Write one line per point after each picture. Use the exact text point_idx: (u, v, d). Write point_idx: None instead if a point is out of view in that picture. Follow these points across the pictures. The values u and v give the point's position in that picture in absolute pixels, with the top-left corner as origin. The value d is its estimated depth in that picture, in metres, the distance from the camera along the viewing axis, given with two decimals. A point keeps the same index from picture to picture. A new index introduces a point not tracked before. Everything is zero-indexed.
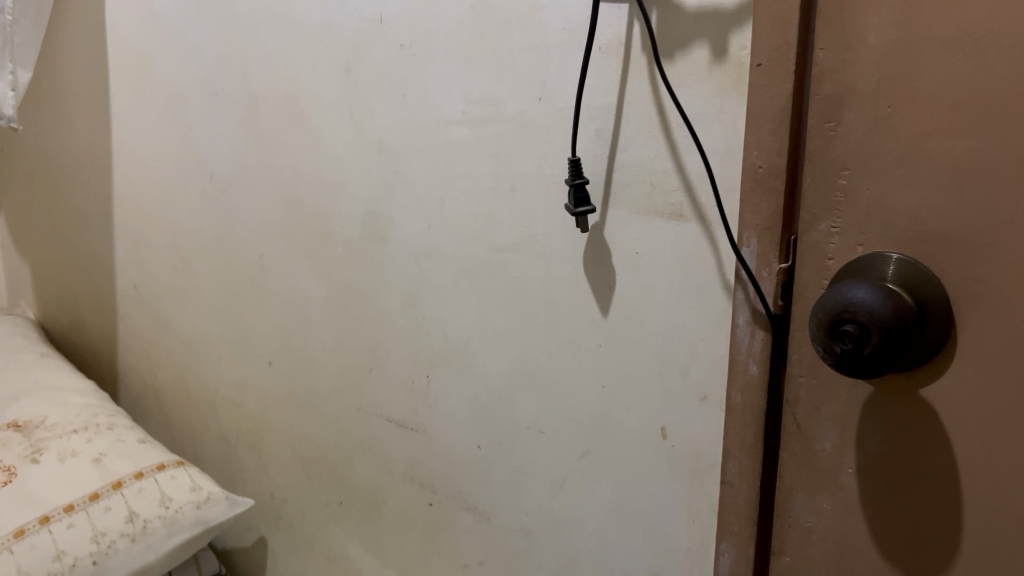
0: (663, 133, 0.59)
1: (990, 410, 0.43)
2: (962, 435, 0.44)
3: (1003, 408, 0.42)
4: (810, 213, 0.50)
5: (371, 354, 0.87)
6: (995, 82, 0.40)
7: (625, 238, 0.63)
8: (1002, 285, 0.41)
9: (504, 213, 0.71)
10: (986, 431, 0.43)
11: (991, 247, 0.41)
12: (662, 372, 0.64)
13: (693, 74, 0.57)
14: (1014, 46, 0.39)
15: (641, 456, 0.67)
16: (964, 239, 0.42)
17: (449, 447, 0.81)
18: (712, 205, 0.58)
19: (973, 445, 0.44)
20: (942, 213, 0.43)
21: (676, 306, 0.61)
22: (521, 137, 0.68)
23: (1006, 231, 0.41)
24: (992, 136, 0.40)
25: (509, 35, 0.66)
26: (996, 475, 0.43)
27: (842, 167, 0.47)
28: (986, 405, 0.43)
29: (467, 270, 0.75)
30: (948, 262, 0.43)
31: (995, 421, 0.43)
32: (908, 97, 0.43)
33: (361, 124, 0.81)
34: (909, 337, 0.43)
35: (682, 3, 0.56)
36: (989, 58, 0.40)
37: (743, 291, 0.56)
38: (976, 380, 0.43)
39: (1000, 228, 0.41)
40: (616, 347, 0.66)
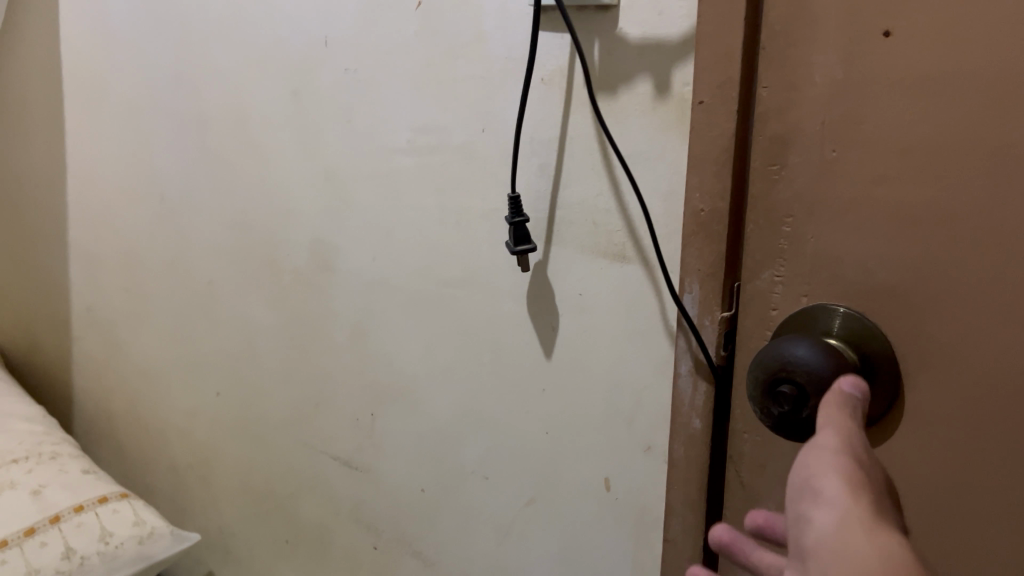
0: (606, 170, 0.56)
1: (946, 473, 0.38)
2: (915, 500, 0.40)
3: (959, 471, 0.38)
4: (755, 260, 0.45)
5: (319, 388, 0.83)
6: (952, 125, 0.35)
7: (568, 278, 0.60)
8: (961, 348, 0.37)
9: (448, 247, 0.68)
10: (942, 496, 0.39)
11: (947, 304, 0.37)
12: (607, 420, 0.60)
13: (636, 109, 0.54)
14: (974, 84, 0.34)
15: (586, 506, 0.63)
16: (918, 296, 0.38)
17: (395, 488, 0.78)
18: (655, 249, 0.55)
19: (928, 511, 0.39)
20: (895, 268, 0.38)
21: (620, 351, 0.58)
22: (465, 169, 0.65)
23: (965, 291, 0.36)
24: (949, 184, 0.35)
25: (453, 62, 0.64)
26: (954, 544, 0.39)
27: (787, 212, 0.43)
28: (940, 469, 0.38)
29: (412, 305, 0.72)
30: (901, 319, 0.38)
31: (952, 484, 0.38)
32: (858, 138, 0.39)
33: (308, 149, 0.78)
34: (854, 401, 0.38)
35: (624, 34, 0.53)
36: (946, 98, 0.35)
37: (685, 339, 0.53)
38: (930, 441, 0.38)
39: (957, 285, 0.36)
40: (560, 391, 0.63)
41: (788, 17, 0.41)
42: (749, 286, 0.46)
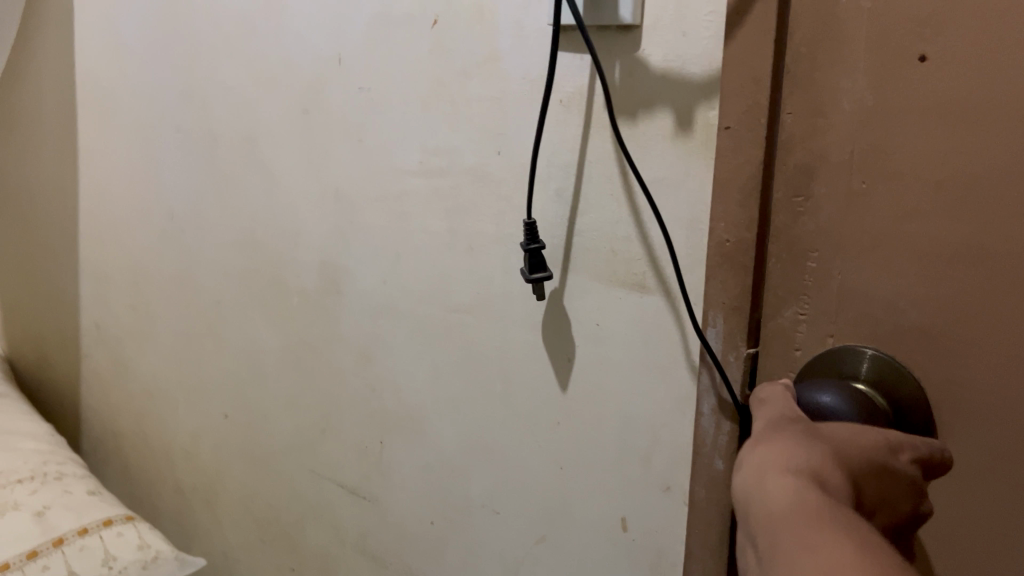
0: (626, 196, 0.54)
1: (970, 509, 0.42)
2: (935, 533, 0.43)
3: (981, 506, 0.42)
4: (778, 294, 0.47)
5: (325, 414, 0.81)
6: (979, 164, 0.38)
7: (585, 308, 0.57)
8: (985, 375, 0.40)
9: (460, 273, 0.65)
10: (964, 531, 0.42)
11: (972, 341, 0.40)
12: (623, 456, 0.57)
13: (658, 134, 0.51)
14: (1002, 127, 0.37)
15: (600, 546, 0.60)
16: (943, 327, 0.41)
17: (402, 520, 0.75)
18: (676, 279, 0.52)
19: (949, 544, 0.43)
20: (923, 300, 0.41)
21: (638, 385, 0.56)
22: (478, 192, 0.63)
23: (988, 320, 0.39)
24: (976, 220, 0.38)
25: (468, 82, 0.61)
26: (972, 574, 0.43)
27: (813, 246, 0.45)
28: (962, 504, 0.42)
29: (422, 331, 0.70)
30: (927, 348, 0.42)
31: (975, 520, 0.42)
32: (888, 173, 0.41)
33: (318, 169, 0.76)
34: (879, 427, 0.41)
35: (646, 56, 0.51)
36: (974, 138, 0.38)
37: (708, 375, 0.50)
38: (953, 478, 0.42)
39: (982, 319, 0.39)
40: (574, 425, 0.60)
41: (816, 47, 0.42)
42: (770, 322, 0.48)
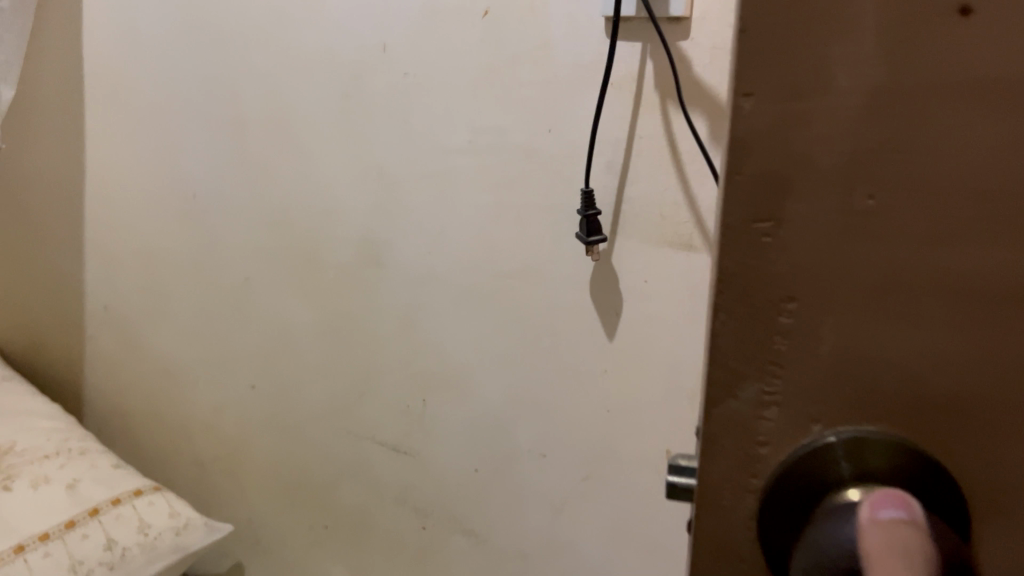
0: (675, 167, 0.62)
1: None
2: None
3: None
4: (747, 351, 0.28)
5: (363, 379, 0.87)
6: None
7: (634, 266, 0.66)
8: None
9: (507, 240, 0.72)
10: None
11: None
12: (671, 394, 0.66)
13: (707, 113, 0.60)
14: None
15: (645, 477, 0.69)
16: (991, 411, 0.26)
17: (444, 472, 0.83)
18: None
19: None
20: (946, 364, 0.26)
21: (686, 330, 0.64)
22: (528, 166, 0.70)
23: None
24: None
25: (518, 68, 0.68)
26: None
27: (778, 296, 0.27)
28: None
29: (467, 295, 0.76)
30: (958, 433, 0.26)
31: None
32: (905, 173, 0.24)
33: (359, 150, 0.81)
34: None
35: (697, 46, 0.59)
36: None
37: None
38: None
39: None
40: (621, 372, 0.68)
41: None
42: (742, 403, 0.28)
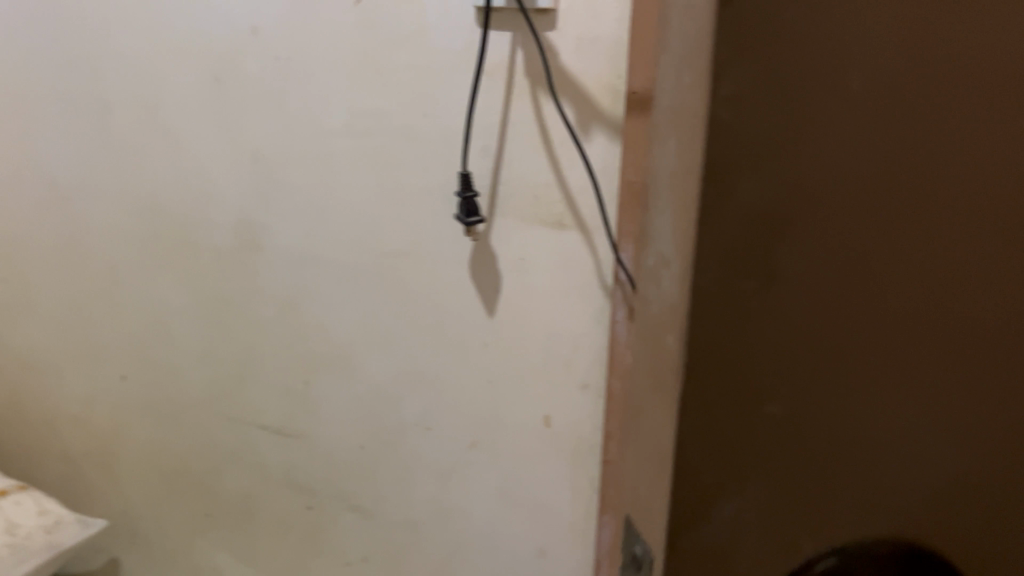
0: (546, 149, 0.66)
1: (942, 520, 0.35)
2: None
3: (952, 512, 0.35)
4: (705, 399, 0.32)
5: (244, 363, 0.88)
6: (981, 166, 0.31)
7: (511, 244, 0.69)
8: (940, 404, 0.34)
9: (388, 221, 0.75)
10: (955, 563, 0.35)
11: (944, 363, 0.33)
12: (546, 366, 0.70)
13: (573, 99, 0.64)
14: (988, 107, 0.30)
15: (526, 443, 0.73)
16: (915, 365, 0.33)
17: (330, 450, 0.84)
18: (592, 215, 0.65)
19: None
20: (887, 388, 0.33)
21: (558, 305, 0.68)
22: (406, 149, 0.72)
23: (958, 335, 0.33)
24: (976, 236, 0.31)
25: (393, 54, 0.70)
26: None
27: (767, 380, 0.32)
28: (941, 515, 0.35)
29: (349, 276, 0.78)
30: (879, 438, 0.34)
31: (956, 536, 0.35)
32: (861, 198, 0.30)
33: (233, 133, 0.81)
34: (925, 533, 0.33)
35: (562, 36, 0.63)
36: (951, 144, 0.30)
37: (621, 289, 0.64)
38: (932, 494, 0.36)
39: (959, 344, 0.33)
40: (500, 345, 0.72)
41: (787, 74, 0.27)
42: (709, 465, 0.33)
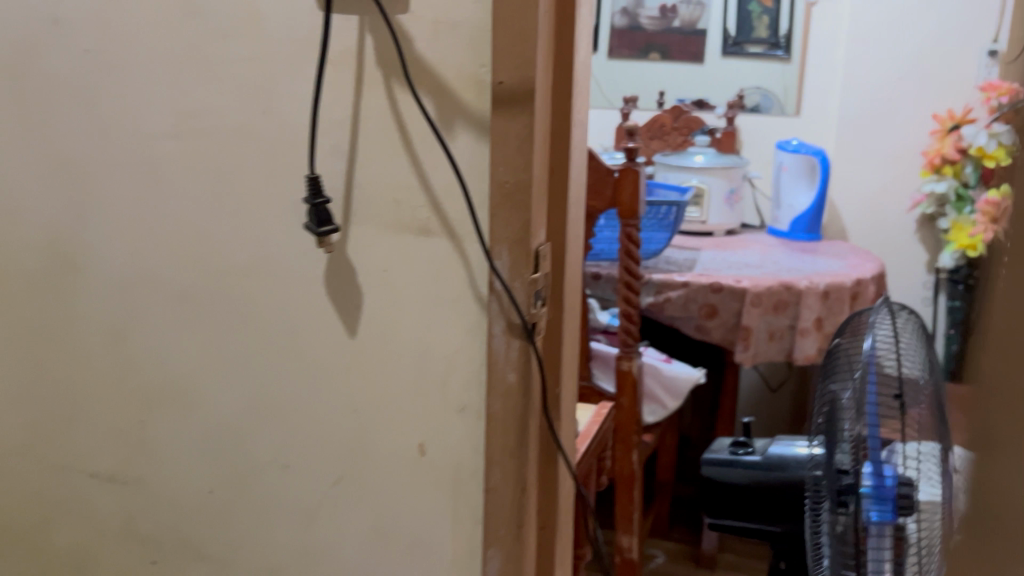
0: (405, 147, 0.59)
1: None
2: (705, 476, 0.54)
3: None
4: None
5: (66, 403, 0.76)
6: None
7: (371, 255, 0.62)
8: None
9: (226, 233, 0.66)
10: None
11: None
12: (419, 389, 0.63)
13: (432, 91, 0.57)
14: None
15: (398, 474, 0.65)
16: None
17: (174, 496, 0.74)
18: (461, 219, 0.59)
19: None
20: None
21: (429, 320, 0.61)
22: (244, 151, 0.63)
23: None
24: None
25: (223, 42, 0.61)
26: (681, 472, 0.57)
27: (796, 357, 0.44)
28: None
29: (187, 297, 0.69)
30: None
31: None
32: None
33: (37, 138, 0.69)
34: None
35: (418, 21, 0.56)
36: None
37: (498, 300, 0.58)
38: None
39: None
40: (365, 367, 0.64)
41: None
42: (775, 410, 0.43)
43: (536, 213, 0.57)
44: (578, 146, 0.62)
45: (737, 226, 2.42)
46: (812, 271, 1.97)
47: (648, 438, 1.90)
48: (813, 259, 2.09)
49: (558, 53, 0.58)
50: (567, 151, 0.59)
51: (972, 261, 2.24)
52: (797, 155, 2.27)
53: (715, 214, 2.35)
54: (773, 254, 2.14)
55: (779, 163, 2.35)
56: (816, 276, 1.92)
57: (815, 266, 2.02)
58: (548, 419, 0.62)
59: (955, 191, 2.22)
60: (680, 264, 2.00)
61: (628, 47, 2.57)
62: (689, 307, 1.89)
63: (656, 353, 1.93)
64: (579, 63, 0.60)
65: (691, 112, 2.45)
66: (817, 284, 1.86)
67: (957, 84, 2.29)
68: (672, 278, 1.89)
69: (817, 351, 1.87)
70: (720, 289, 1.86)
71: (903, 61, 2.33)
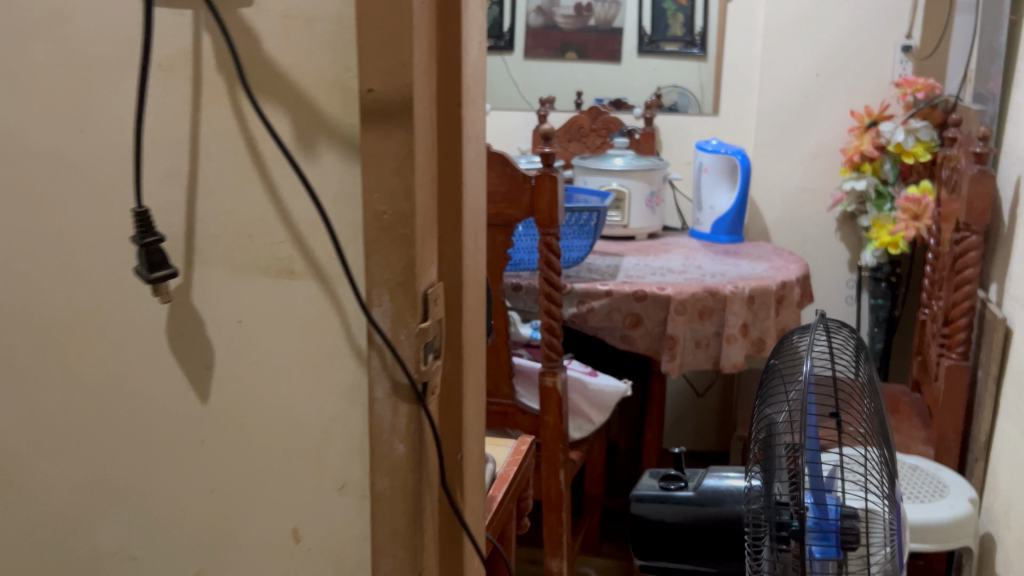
0: (257, 164, 0.55)
1: None
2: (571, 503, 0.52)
3: None
4: None
5: None
6: None
7: (225, 303, 0.59)
8: None
9: (58, 265, 0.62)
10: None
11: None
12: (297, 433, 0.60)
13: (282, 106, 0.54)
14: None
15: (272, 539, 0.63)
16: None
17: (36, 559, 0.70)
18: (328, 255, 0.55)
19: None
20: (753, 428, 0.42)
21: (303, 364, 0.59)
22: (74, 178, 0.60)
23: None
24: None
25: (46, 50, 0.59)
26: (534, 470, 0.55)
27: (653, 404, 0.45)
28: None
29: (37, 343, 0.65)
30: None
31: None
32: None
33: None
34: None
35: (264, 30, 0.53)
36: None
37: (380, 356, 0.52)
38: None
39: None
40: (229, 424, 0.62)
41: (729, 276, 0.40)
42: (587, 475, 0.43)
43: (420, 249, 0.51)
44: (473, 165, 0.56)
45: (659, 229, 2.36)
46: (735, 275, 1.91)
47: (575, 456, 1.81)
48: (736, 263, 2.03)
49: (443, 54, 0.52)
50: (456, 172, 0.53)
51: (893, 260, 2.22)
52: (717, 155, 2.22)
53: (637, 217, 2.29)
54: (696, 258, 2.08)
55: (699, 164, 2.30)
56: (740, 280, 1.86)
57: (738, 270, 1.96)
58: (443, 472, 0.56)
59: (874, 188, 2.21)
60: (602, 272, 1.92)
61: (545, 47, 2.57)
62: (613, 316, 1.81)
63: (581, 365, 1.84)
64: (468, 72, 0.54)
65: (610, 112, 2.48)
66: (742, 289, 1.80)
67: (874, 81, 2.27)
68: (595, 287, 1.80)
69: (745, 358, 1.81)
70: (644, 297, 1.78)
71: (819, 57, 2.29)
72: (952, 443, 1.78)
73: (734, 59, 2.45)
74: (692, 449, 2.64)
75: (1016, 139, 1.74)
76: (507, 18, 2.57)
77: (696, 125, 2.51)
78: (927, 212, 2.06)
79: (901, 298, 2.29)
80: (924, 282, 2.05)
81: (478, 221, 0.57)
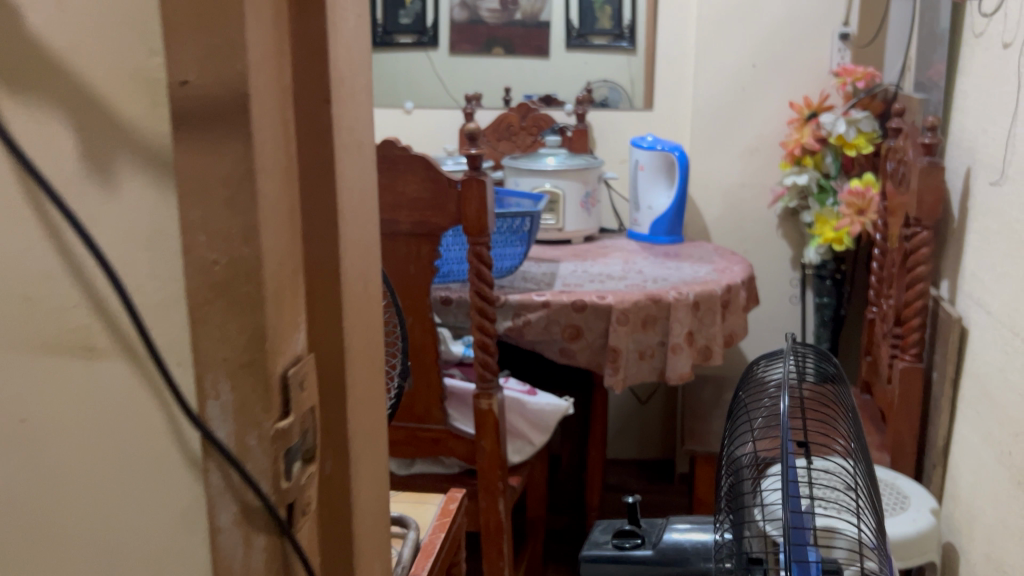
0: (24, 186, 0.45)
1: None
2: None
3: None
4: None
5: None
6: None
7: (10, 398, 0.48)
8: None
9: None
10: None
11: None
12: (110, 545, 0.49)
13: (55, 112, 0.43)
14: None
15: None
16: None
17: None
18: (131, 331, 0.45)
19: None
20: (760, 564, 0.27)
21: (115, 468, 0.47)
22: None
23: None
24: None
25: None
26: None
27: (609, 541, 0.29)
28: None
29: None
30: None
31: None
32: None
33: None
34: None
35: (27, 13, 0.43)
36: None
37: (222, 474, 0.44)
38: None
39: None
40: (22, 546, 0.51)
41: None
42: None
43: (278, 316, 0.42)
44: (346, 194, 0.46)
45: (595, 231, 2.24)
46: (678, 279, 1.80)
47: (515, 482, 1.67)
48: (677, 266, 1.92)
49: (298, 38, 0.42)
50: (319, 204, 0.44)
51: (837, 256, 2.15)
52: (653, 151, 2.10)
53: (572, 219, 2.16)
54: (636, 263, 1.97)
55: (634, 162, 2.18)
56: (684, 285, 1.74)
57: (681, 273, 1.85)
58: None
59: (816, 182, 2.13)
60: (538, 281, 1.79)
61: (470, 43, 2.44)
62: (551, 329, 1.68)
63: (518, 385, 1.70)
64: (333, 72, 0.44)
65: (538, 109, 2.34)
66: (686, 295, 1.68)
67: (811, 72, 2.19)
68: (530, 298, 1.67)
69: (691, 369, 1.69)
70: (583, 307, 1.66)
71: (755, 47, 2.20)
72: (907, 447, 1.69)
73: (668, 50, 2.34)
74: (638, 457, 2.54)
75: (962, 128, 1.67)
76: (430, 12, 2.42)
77: (630, 121, 2.39)
78: (871, 206, 2.00)
79: (846, 296, 2.22)
80: (870, 279, 1.98)
81: (357, 266, 0.48)
